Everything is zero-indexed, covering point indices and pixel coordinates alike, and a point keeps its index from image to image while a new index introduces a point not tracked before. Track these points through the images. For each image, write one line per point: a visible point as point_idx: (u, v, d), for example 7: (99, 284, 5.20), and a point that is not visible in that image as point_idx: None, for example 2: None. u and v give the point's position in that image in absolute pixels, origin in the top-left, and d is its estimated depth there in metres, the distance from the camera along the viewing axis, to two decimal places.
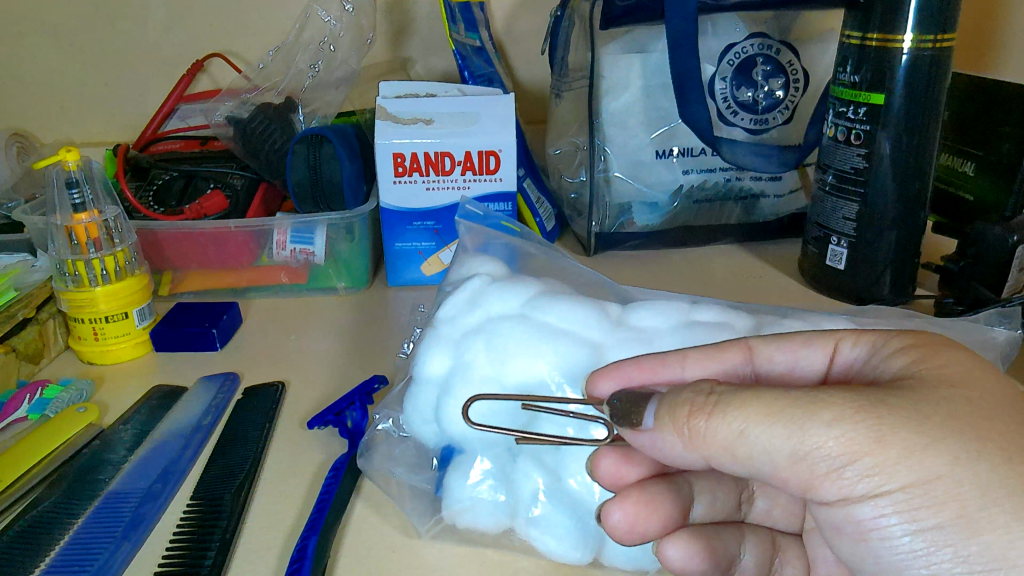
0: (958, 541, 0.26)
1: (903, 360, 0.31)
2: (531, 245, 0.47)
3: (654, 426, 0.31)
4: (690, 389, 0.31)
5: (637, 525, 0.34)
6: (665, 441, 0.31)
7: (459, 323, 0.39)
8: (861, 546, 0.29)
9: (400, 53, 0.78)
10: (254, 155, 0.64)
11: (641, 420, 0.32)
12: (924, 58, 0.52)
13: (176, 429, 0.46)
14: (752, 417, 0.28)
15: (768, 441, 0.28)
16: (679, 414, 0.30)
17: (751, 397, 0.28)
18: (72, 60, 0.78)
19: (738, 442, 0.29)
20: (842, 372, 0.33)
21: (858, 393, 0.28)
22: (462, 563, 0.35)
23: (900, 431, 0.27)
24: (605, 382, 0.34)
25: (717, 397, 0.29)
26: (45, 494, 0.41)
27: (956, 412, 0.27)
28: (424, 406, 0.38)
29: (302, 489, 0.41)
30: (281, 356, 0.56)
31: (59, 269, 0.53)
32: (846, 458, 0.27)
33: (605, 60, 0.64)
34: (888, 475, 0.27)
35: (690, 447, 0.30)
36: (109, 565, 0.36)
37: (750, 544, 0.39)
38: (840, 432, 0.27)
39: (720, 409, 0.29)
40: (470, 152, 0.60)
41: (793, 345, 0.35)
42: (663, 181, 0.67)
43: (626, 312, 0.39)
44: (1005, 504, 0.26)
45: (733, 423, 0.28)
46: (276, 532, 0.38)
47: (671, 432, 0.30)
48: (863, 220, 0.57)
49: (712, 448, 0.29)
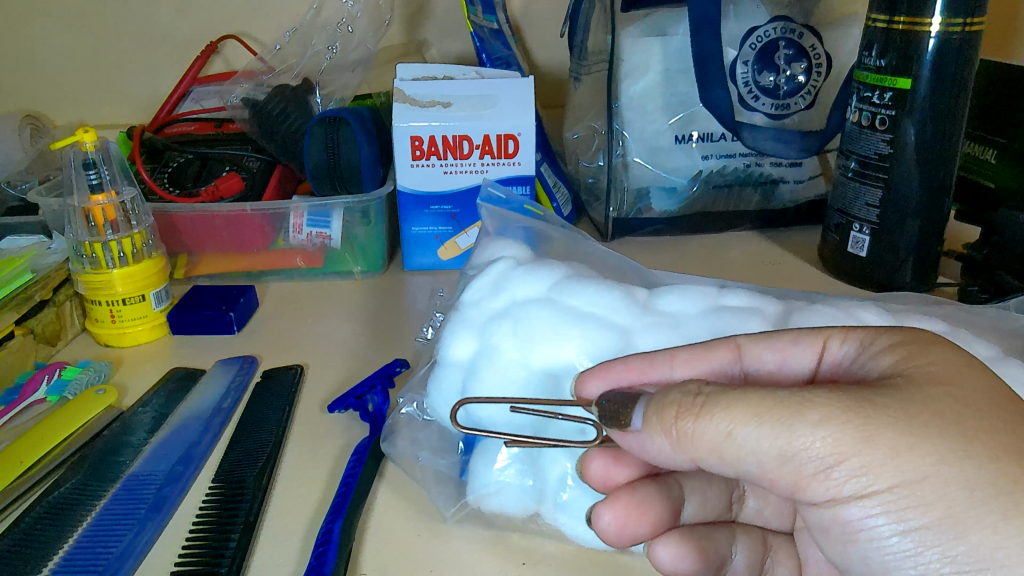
0: (946, 541, 0.26)
1: (891, 357, 0.29)
2: (554, 229, 0.47)
3: (642, 427, 0.31)
4: (677, 389, 0.30)
5: (627, 527, 0.33)
6: (654, 442, 0.30)
7: (484, 306, 0.38)
8: (849, 548, 0.29)
9: (415, 36, 0.77)
10: (271, 136, 0.63)
11: (629, 421, 0.31)
12: (953, 42, 0.52)
13: (196, 412, 0.46)
14: (740, 418, 0.27)
15: (756, 443, 0.27)
16: (667, 416, 0.29)
17: (737, 398, 0.28)
18: (83, 42, 0.77)
19: (725, 444, 0.28)
20: (831, 370, 0.32)
21: (845, 392, 0.27)
22: (483, 549, 0.35)
23: (886, 431, 0.26)
24: (593, 383, 0.33)
25: (704, 397, 0.29)
26: (66, 476, 0.41)
27: (944, 411, 0.26)
28: (449, 389, 0.37)
29: (310, 471, 0.41)
30: (294, 340, 0.55)
31: (76, 251, 0.53)
32: (833, 459, 0.26)
33: (625, 42, 0.63)
34: (877, 474, 0.26)
35: (678, 449, 0.29)
36: (133, 547, 0.36)
37: (740, 545, 0.39)
38: (826, 432, 0.26)
39: (707, 410, 0.28)
40: (489, 135, 0.59)
41: (781, 344, 0.32)
42: (680, 166, 0.66)
43: (653, 296, 0.38)
44: (992, 504, 0.25)
45: (720, 424, 0.28)
46: (283, 517, 0.38)
47: (659, 433, 0.30)
48: (886, 207, 0.57)
49: (701, 449, 0.28)
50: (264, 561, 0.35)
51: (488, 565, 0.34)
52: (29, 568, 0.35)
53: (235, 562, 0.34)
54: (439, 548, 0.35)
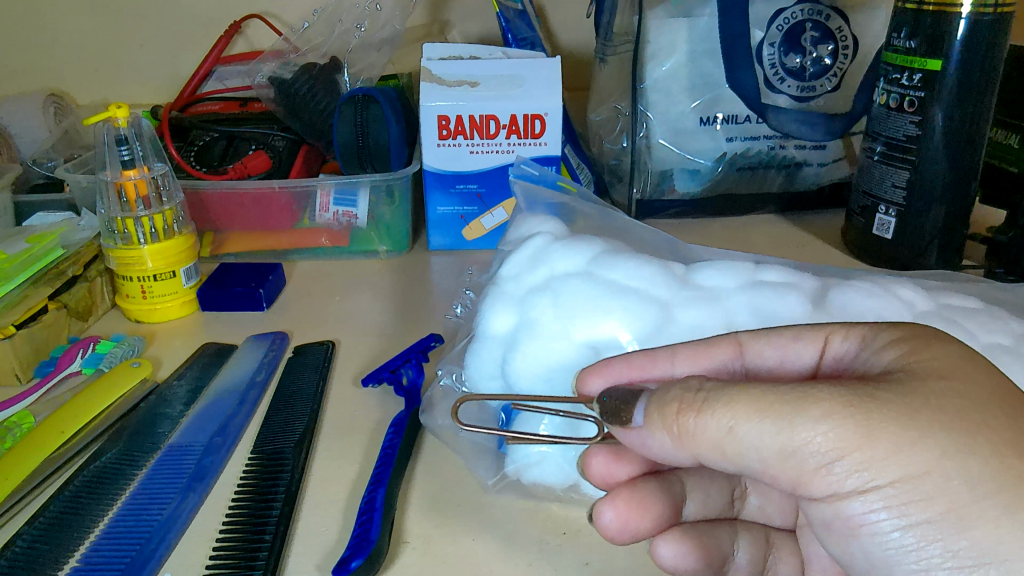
0: (949, 536, 0.25)
1: (891, 355, 0.29)
2: (586, 204, 0.47)
3: (643, 423, 0.30)
4: (678, 385, 0.30)
5: (630, 522, 0.33)
6: (655, 438, 0.30)
7: (522, 280, 0.39)
8: (850, 543, 0.28)
9: (439, 16, 0.77)
10: (296, 114, 0.64)
11: (630, 417, 0.31)
12: (985, 23, 0.52)
13: (231, 385, 0.47)
14: (741, 414, 0.27)
15: (757, 438, 0.27)
16: (668, 412, 0.29)
17: (738, 393, 0.27)
18: (108, 20, 0.77)
19: (726, 441, 0.27)
20: (833, 367, 0.31)
21: (847, 387, 0.27)
22: (524, 519, 0.36)
23: (889, 425, 0.25)
24: (595, 380, 0.33)
25: (705, 393, 0.28)
26: (107, 446, 0.42)
27: (945, 406, 0.26)
28: (488, 361, 0.38)
29: (344, 445, 0.42)
30: (323, 317, 0.56)
31: (109, 227, 0.54)
32: (834, 454, 0.26)
33: (651, 23, 0.63)
34: (875, 471, 0.26)
35: (679, 445, 0.29)
36: (178, 513, 0.37)
37: (743, 542, 0.38)
38: (829, 428, 0.26)
39: (708, 406, 0.28)
40: (517, 115, 0.59)
41: (783, 341, 0.32)
42: (705, 149, 0.66)
43: (691, 271, 0.38)
44: (995, 498, 0.24)
45: (722, 420, 0.27)
46: (318, 488, 0.38)
47: (660, 430, 0.29)
48: (913, 189, 0.57)
49: (701, 446, 0.28)
50: (307, 529, 0.36)
51: (529, 533, 0.35)
52: (77, 534, 0.36)
53: (280, 529, 0.35)
54: (471, 521, 0.35)
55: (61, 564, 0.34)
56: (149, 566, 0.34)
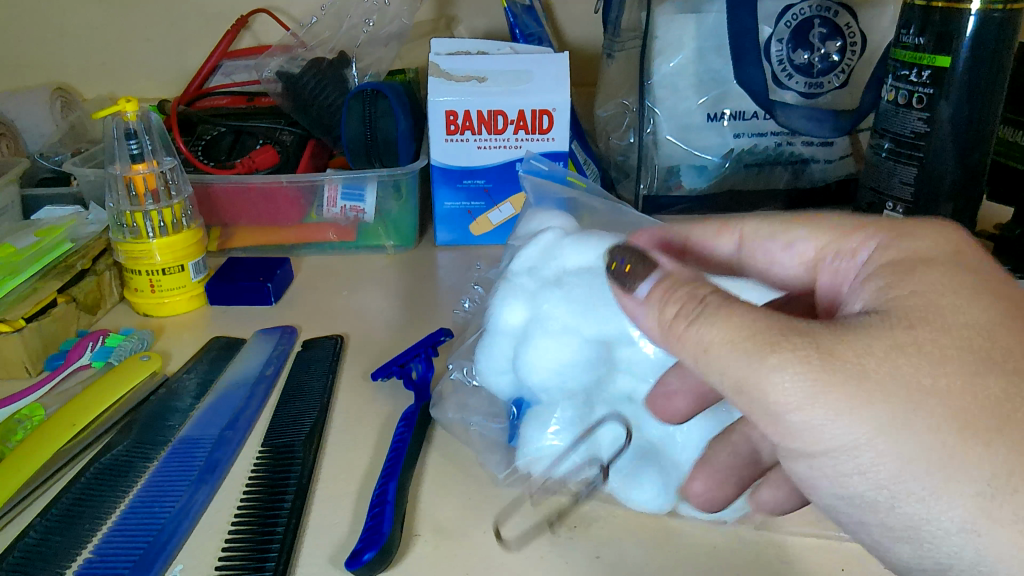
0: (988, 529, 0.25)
1: (873, 287, 0.31)
2: (596, 199, 0.47)
3: (642, 296, 0.31)
4: (691, 287, 0.30)
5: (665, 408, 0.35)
6: (644, 315, 0.31)
7: (535, 275, 0.39)
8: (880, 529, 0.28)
9: (446, 12, 0.77)
10: (303, 108, 0.64)
11: (637, 284, 0.31)
12: (994, 20, 0.52)
13: (241, 379, 0.47)
14: (720, 336, 0.28)
15: (726, 366, 0.28)
16: (668, 305, 0.29)
17: (730, 315, 0.28)
18: (115, 14, 0.77)
19: (699, 354, 0.28)
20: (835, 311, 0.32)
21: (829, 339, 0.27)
22: (535, 513, 0.36)
23: (862, 382, 0.26)
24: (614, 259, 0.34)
25: (708, 302, 0.29)
26: (118, 439, 0.42)
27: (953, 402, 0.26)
28: (500, 355, 0.38)
29: (354, 439, 0.42)
30: (331, 311, 0.56)
31: (117, 221, 0.54)
32: (792, 405, 0.27)
33: (659, 20, 0.64)
34: (812, 408, 0.26)
35: (658, 334, 0.30)
36: (189, 506, 0.37)
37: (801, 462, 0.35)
38: (792, 375, 0.26)
39: (704, 317, 0.28)
40: (524, 110, 0.59)
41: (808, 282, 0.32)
42: (711, 145, 0.67)
43: (702, 267, 0.39)
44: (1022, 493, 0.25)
45: (704, 333, 0.28)
46: (328, 482, 0.38)
47: (653, 313, 0.30)
48: (921, 185, 0.57)
49: (678, 348, 0.29)
50: (318, 522, 0.36)
51: (539, 527, 0.35)
52: (89, 526, 0.36)
53: (292, 522, 0.35)
54: (482, 514, 0.36)
55: (74, 556, 0.34)
56: (162, 558, 0.34)
